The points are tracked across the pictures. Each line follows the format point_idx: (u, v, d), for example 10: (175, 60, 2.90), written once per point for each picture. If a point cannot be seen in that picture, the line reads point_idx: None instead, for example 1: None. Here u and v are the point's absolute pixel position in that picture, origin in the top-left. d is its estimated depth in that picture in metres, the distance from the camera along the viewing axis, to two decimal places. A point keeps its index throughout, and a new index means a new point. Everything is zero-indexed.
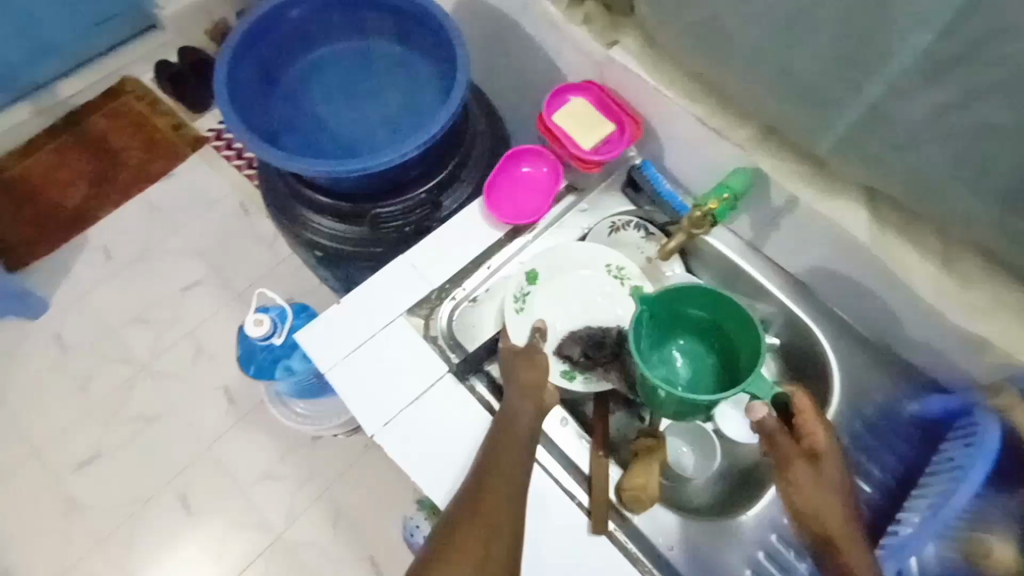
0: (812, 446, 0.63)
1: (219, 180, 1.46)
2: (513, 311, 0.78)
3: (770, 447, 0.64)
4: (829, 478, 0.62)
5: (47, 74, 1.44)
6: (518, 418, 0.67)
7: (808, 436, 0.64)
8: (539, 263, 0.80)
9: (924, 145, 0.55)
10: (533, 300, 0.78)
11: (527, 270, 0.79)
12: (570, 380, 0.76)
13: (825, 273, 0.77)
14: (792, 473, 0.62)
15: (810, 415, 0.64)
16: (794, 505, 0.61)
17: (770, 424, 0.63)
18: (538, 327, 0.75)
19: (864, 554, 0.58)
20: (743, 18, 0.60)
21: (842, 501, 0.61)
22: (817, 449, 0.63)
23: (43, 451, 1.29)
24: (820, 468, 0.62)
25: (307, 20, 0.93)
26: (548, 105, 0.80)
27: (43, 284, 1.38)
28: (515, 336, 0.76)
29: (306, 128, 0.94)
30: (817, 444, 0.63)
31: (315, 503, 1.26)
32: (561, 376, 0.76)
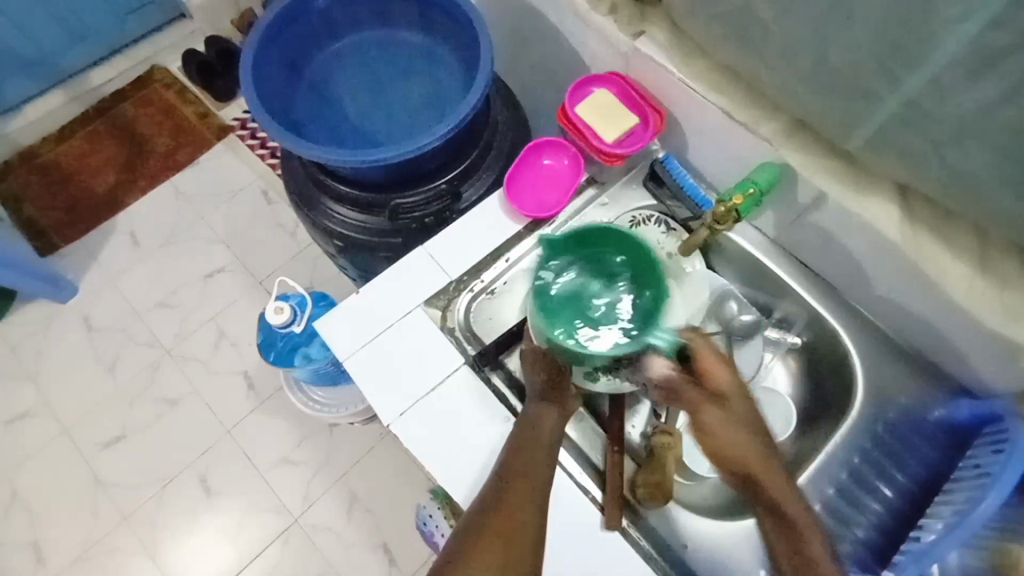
0: (715, 388, 0.65)
1: (243, 169, 1.48)
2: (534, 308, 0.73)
3: (677, 399, 0.66)
4: (736, 418, 0.65)
5: (80, 62, 1.47)
6: (541, 421, 0.67)
7: (711, 380, 0.66)
8: None
9: (967, 141, 0.52)
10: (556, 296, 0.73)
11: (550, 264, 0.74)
12: (593, 381, 0.71)
13: (854, 273, 0.75)
14: (704, 419, 0.65)
15: (709, 360, 0.66)
16: (711, 448, 0.64)
17: (670, 377, 0.66)
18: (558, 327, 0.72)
19: (782, 481, 0.63)
20: (776, 7, 0.58)
21: (751, 437, 0.64)
22: (720, 393, 0.65)
23: (71, 430, 1.33)
24: (728, 409, 0.65)
25: (334, 9, 0.94)
26: (570, 97, 0.80)
27: (73, 268, 1.42)
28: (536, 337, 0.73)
29: (329, 117, 0.95)
30: (720, 387, 0.66)
31: (331, 489, 1.28)
32: (583, 376, 0.71)
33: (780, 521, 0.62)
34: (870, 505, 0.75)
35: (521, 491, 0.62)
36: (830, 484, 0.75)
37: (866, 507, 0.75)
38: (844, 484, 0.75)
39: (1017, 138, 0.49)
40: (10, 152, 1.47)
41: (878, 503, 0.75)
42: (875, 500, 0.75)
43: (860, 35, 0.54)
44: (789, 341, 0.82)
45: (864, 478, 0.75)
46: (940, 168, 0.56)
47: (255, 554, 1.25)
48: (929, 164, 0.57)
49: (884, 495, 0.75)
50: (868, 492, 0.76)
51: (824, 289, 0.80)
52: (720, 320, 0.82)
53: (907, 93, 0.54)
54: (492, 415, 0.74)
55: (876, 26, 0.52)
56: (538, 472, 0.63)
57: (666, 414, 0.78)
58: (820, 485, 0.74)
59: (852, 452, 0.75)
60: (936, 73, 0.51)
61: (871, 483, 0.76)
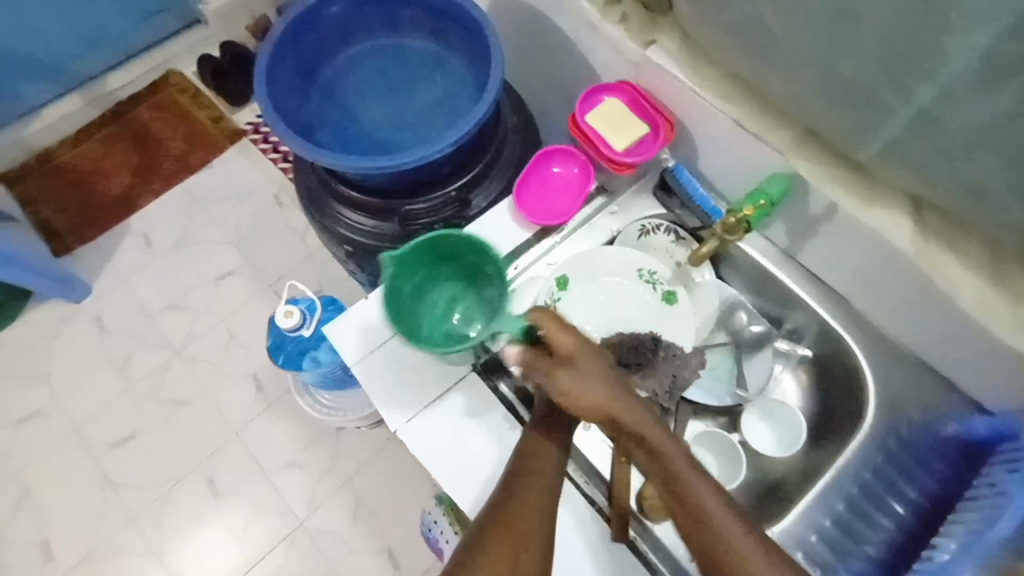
0: (567, 353, 0.60)
1: (255, 173, 1.49)
2: None
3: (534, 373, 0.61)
4: (596, 379, 0.58)
5: (97, 66, 1.49)
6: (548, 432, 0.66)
7: (557, 346, 0.60)
8: (569, 268, 0.81)
9: (979, 154, 0.52)
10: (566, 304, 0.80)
11: (558, 274, 0.80)
12: None
13: (865, 285, 0.74)
14: (562, 390, 0.57)
15: (551, 325, 0.61)
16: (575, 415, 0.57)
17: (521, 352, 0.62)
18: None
19: (653, 432, 0.56)
20: (786, 18, 0.58)
21: (610, 394, 0.57)
22: (574, 359, 0.59)
23: (82, 429, 1.34)
24: (578, 370, 0.58)
25: (347, 17, 0.95)
26: (581, 104, 0.80)
27: (87, 269, 1.44)
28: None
29: (340, 123, 0.96)
30: (570, 351, 0.60)
31: (337, 493, 1.29)
32: None
33: (670, 483, 0.56)
34: (882, 522, 0.74)
35: (529, 500, 0.61)
36: (840, 499, 0.74)
37: (877, 524, 0.74)
38: (855, 499, 0.74)
39: None
40: (28, 154, 1.50)
41: (890, 519, 0.74)
42: (886, 517, 0.74)
43: (871, 46, 0.53)
44: (800, 352, 0.81)
45: (875, 494, 0.74)
46: (952, 179, 0.55)
47: (260, 556, 1.25)
48: (942, 175, 0.56)
49: (896, 512, 0.74)
50: (879, 508, 0.74)
51: (835, 300, 0.79)
52: (730, 330, 0.83)
53: (919, 104, 0.53)
54: (500, 424, 0.74)
55: (888, 37, 0.52)
56: (546, 484, 0.62)
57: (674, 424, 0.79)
58: (830, 500, 0.73)
59: (862, 466, 0.74)
60: (949, 84, 0.50)
61: (882, 499, 0.74)
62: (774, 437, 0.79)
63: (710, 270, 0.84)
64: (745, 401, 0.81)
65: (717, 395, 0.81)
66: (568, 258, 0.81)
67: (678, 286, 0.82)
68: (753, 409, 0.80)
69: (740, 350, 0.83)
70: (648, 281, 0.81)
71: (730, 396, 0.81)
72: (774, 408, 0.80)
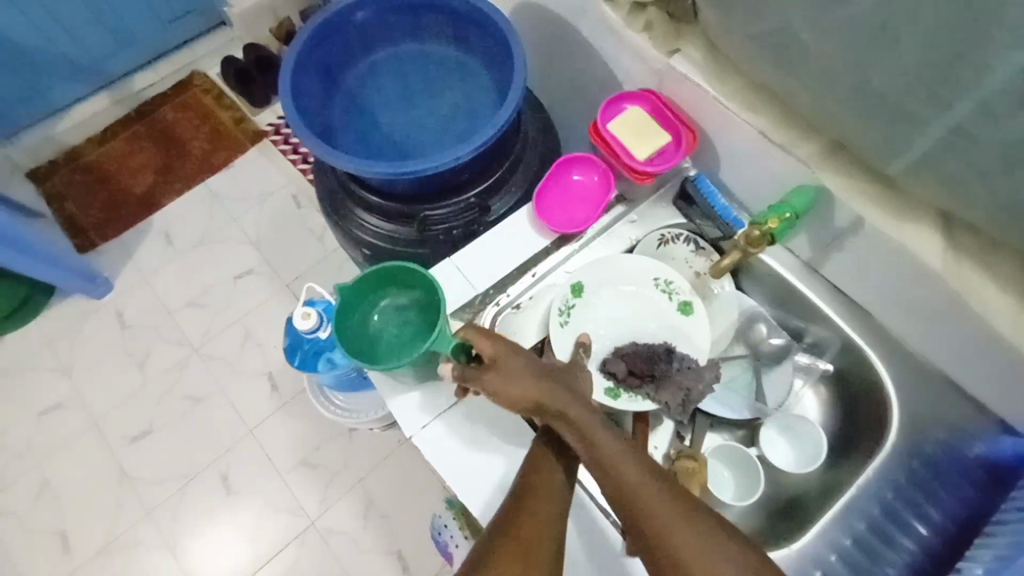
0: (492, 354, 0.65)
1: (275, 173, 1.51)
2: (559, 324, 0.77)
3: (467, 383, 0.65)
4: (516, 376, 0.63)
5: (125, 67, 1.52)
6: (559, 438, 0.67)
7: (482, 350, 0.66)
8: (585, 275, 0.79)
9: (1016, 170, 0.50)
10: (578, 312, 0.78)
11: (573, 282, 0.79)
12: (614, 398, 0.75)
13: (890, 299, 0.72)
14: (489, 389, 0.63)
15: (471, 332, 0.67)
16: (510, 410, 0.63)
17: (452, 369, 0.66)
18: (580, 342, 0.73)
19: (580, 412, 0.62)
20: (815, 29, 0.57)
21: (532, 385, 0.63)
22: (499, 360, 0.65)
23: (101, 423, 1.36)
24: (501, 370, 0.64)
25: (371, 23, 0.95)
26: (603, 113, 0.79)
27: (109, 265, 1.46)
28: (559, 352, 0.76)
29: (362, 128, 0.96)
30: (493, 353, 0.65)
31: (348, 493, 1.29)
32: (605, 393, 0.75)
33: (601, 464, 0.59)
34: (903, 542, 0.73)
35: (537, 513, 0.61)
36: (862, 519, 0.72)
37: (899, 544, 0.73)
38: (876, 519, 0.73)
39: None
40: (56, 152, 1.53)
41: (912, 541, 0.73)
42: (908, 538, 0.73)
43: (905, 58, 0.52)
44: (821, 367, 0.80)
45: (897, 514, 0.73)
46: (986, 194, 0.54)
47: (271, 554, 1.26)
48: (976, 190, 0.54)
49: (918, 533, 0.73)
50: (900, 528, 0.73)
51: (858, 315, 0.78)
52: (748, 342, 0.83)
53: (954, 117, 0.52)
54: (512, 432, 0.73)
55: (922, 50, 0.51)
56: (557, 492, 0.63)
57: (691, 436, 0.80)
58: (850, 519, 0.72)
59: (884, 485, 0.73)
60: (987, 97, 0.49)
61: (905, 519, 0.73)
62: (792, 454, 0.78)
63: (729, 283, 0.83)
64: (763, 414, 0.80)
65: (734, 407, 0.80)
66: (585, 266, 0.80)
67: (694, 297, 0.79)
68: (773, 423, 0.79)
69: (757, 363, 0.82)
70: (663, 290, 0.80)
71: (747, 408, 0.80)
72: (795, 424, 0.78)
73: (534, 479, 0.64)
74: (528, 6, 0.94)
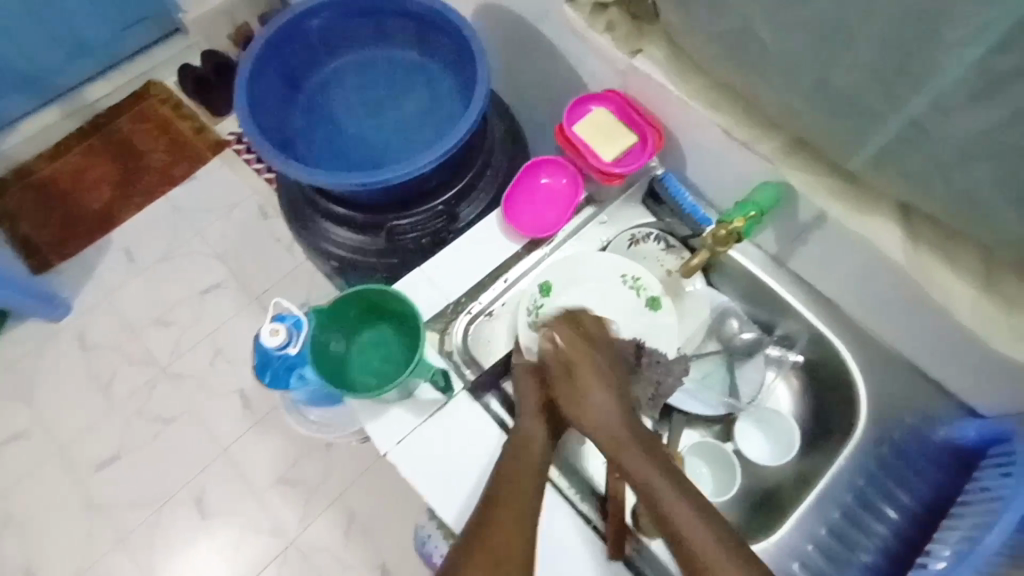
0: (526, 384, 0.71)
1: (239, 183, 1.47)
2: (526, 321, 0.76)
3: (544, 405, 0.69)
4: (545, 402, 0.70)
5: (76, 78, 1.46)
6: (531, 442, 0.67)
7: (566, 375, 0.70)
8: (552, 274, 0.79)
9: (970, 164, 0.52)
10: (547, 311, 0.77)
11: (539, 282, 0.78)
12: None
13: (857, 289, 0.74)
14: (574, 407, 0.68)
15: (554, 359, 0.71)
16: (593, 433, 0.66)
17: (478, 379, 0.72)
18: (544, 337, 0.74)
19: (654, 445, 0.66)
20: (773, 28, 0.57)
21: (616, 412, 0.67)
22: (530, 392, 0.71)
23: (66, 450, 1.31)
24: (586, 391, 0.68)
25: (328, 29, 0.93)
26: (569, 115, 0.79)
27: (68, 286, 1.40)
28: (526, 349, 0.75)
29: (324, 138, 0.94)
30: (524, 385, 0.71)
31: (329, 508, 1.27)
32: None
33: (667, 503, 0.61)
34: (876, 528, 0.74)
35: (510, 525, 0.61)
36: (836, 507, 0.73)
37: (872, 530, 0.74)
38: (849, 507, 0.73)
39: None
40: (5, 169, 1.47)
41: (884, 526, 0.74)
42: (881, 524, 0.74)
43: (863, 56, 0.53)
44: (792, 359, 0.82)
45: (869, 500, 0.74)
46: (945, 187, 0.55)
47: None
48: (933, 183, 0.56)
49: (890, 518, 0.74)
50: (873, 514, 0.74)
51: (826, 307, 0.79)
52: (721, 338, 0.84)
53: (910, 113, 0.53)
54: (487, 442, 0.72)
55: (878, 48, 0.51)
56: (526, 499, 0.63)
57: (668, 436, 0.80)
58: (825, 509, 0.73)
59: (856, 473, 0.74)
60: (941, 96, 0.50)
61: (876, 505, 0.74)
62: (768, 446, 0.79)
63: (700, 280, 0.84)
64: (737, 409, 0.81)
65: (709, 403, 0.80)
66: (556, 265, 0.79)
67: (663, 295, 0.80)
68: (747, 416, 0.81)
69: (731, 357, 0.83)
70: (632, 286, 0.79)
71: (722, 404, 0.80)
72: (768, 415, 0.80)
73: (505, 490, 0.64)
74: (490, 9, 0.93)
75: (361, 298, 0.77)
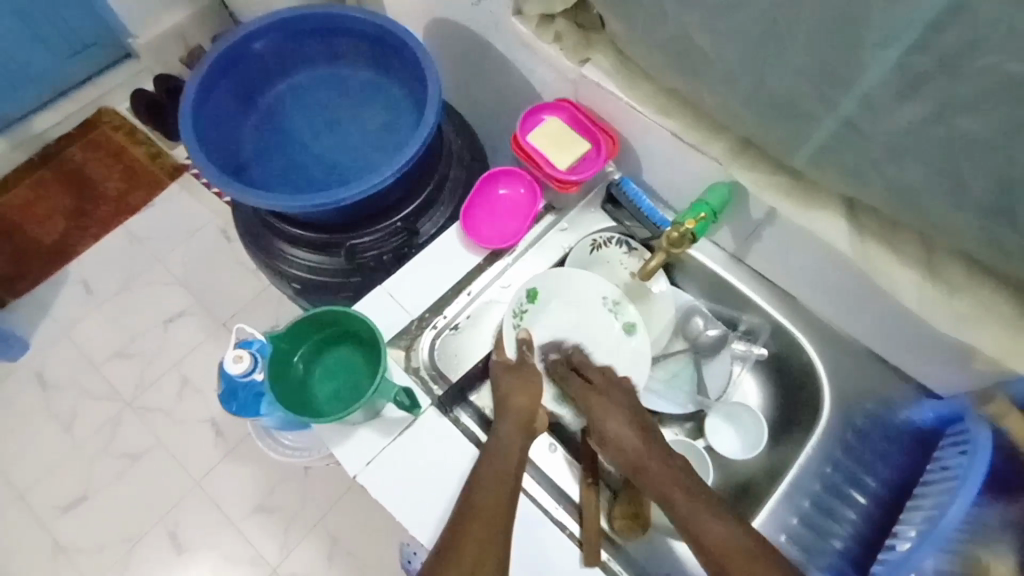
0: (512, 381, 0.74)
1: (199, 208, 1.44)
2: (511, 324, 0.78)
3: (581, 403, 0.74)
4: (531, 397, 0.72)
5: (21, 109, 1.40)
6: (508, 451, 0.68)
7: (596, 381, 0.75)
8: (541, 282, 0.79)
9: (903, 158, 0.54)
10: (531, 318, 0.79)
11: (528, 287, 0.79)
12: (559, 405, 0.79)
13: (813, 282, 0.75)
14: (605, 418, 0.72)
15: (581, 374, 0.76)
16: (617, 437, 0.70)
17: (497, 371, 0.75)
18: (523, 340, 0.77)
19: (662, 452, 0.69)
20: (711, 35, 0.59)
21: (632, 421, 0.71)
22: (515, 388, 0.73)
23: (29, 495, 1.26)
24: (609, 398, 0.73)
25: (273, 51, 0.92)
26: (521, 125, 0.80)
27: (23, 324, 1.35)
28: (506, 349, 0.77)
29: (276, 161, 0.93)
30: (510, 382, 0.73)
31: (310, 534, 1.24)
32: (552, 400, 0.79)
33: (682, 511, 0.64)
34: (847, 515, 0.75)
35: (480, 535, 0.61)
36: (805, 497, 0.75)
37: (842, 517, 0.75)
38: (819, 495, 0.75)
39: (951, 152, 0.51)
40: None
41: (854, 512, 0.75)
42: (851, 510, 0.75)
43: (795, 60, 0.54)
44: (756, 353, 0.84)
45: (837, 487, 0.75)
46: (881, 180, 0.57)
47: None
48: (871, 178, 0.58)
49: (859, 503, 0.75)
50: (841, 501, 0.75)
51: (785, 300, 0.81)
52: (687, 337, 0.86)
53: (844, 113, 0.55)
54: (459, 456, 0.72)
55: (809, 51, 0.53)
56: (498, 505, 0.64)
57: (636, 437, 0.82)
58: (794, 499, 0.74)
59: (823, 461, 0.75)
60: (869, 94, 0.52)
61: (845, 492, 0.76)
62: (737, 441, 0.81)
63: (664, 281, 0.84)
64: (705, 406, 0.83)
65: (679, 402, 0.83)
66: (545, 274, 0.79)
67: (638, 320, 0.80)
68: (716, 413, 0.82)
69: (697, 355, 0.86)
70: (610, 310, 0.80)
71: (691, 402, 0.83)
72: (740, 412, 0.81)
73: (479, 501, 0.64)
74: (439, 23, 0.93)
75: (319, 321, 0.76)
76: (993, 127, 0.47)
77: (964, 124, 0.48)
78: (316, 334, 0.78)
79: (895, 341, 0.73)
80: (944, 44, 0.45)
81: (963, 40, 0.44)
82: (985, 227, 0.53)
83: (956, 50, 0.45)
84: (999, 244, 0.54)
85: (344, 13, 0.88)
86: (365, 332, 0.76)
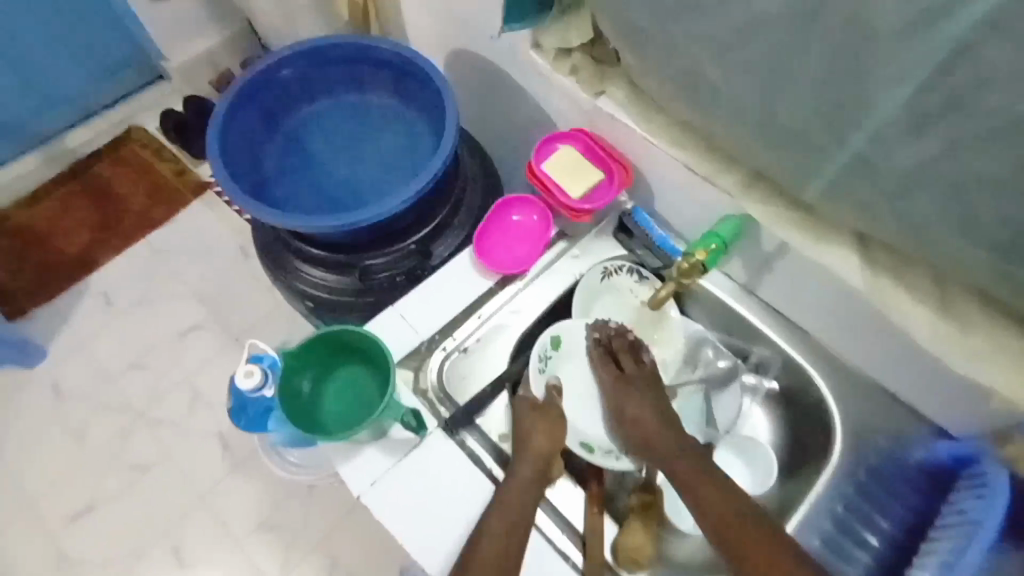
0: (535, 417, 0.75)
1: (219, 224, 1.47)
2: (536, 369, 0.79)
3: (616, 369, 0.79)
4: (552, 440, 0.73)
5: (56, 125, 1.46)
6: (516, 505, 0.67)
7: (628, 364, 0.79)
8: (563, 330, 0.81)
9: (916, 192, 0.54)
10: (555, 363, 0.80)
11: (551, 334, 0.80)
12: (589, 451, 0.77)
13: (823, 314, 0.75)
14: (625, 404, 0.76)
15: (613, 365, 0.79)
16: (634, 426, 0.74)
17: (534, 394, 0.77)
18: (553, 384, 0.78)
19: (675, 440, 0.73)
20: (723, 70, 0.60)
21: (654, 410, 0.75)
22: (536, 427, 0.74)
23: (37, 503, 1.27)
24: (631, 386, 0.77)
25: (299, 77, 0.96)
26: (536, 153, 0.81)
27: (43, 333, 1.39)
28: (533, 387, 0.79)
29: (298, 184, 0.97)
30: (531, 421, 0.74)
31: (312, 554, 1.23)
32: (579, 445, 0.78)
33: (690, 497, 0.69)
34: (860, 557, 0.73)
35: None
36: (816, 534, 0.73)
37: (855, 559, 0.73)
38: (830, 535, 0.73)
39: (962, 189, 0.51)
40: None
41: (867, 553, 0.73)
42: (863, 552, 0.73)
43: (805, 96, 0.56)
44: (766, 386, 0.84)
45: (850, 528, 0.74)
46: (893, 215, 0.57)
47: None
48: (882, 212, 0.58)
49: (871, 545, 0.74)
50: (855, 542, 0.73)
51: (795, 333, 0.81)
52: (699, 366, 0.85)
53: (854, 149, 0.56)
54: (464, 483, 0.72)
55: (820, 87, 0.54)
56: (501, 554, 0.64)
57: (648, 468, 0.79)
58: (807, 535, 0.73)
59: (834, 499, 0.74)
60: (879, 130, 0.53)
61: (857, 532, 0.74)
62: (746, 476, 0.79)
63: (676, 309, 0.86)
64: (714, 438, 0.82)
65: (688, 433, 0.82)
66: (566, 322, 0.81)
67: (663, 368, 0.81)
68: (725, 446, 0.81)
69: (708, 387, 0.84)
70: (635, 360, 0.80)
71: (698, 431, 0.82)
72: (752, 448, 0.81)
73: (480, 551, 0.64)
74: (459, 54, 0.97)
75: (330, 341, 0.78)
76: (1003, 164, 0.47)
77: (977, 162, 0.49)
78: (328, 355, 0.80)
79: (906, 377, 0.72)
80: (951, 86, 0.46)
81: (970, 81, 0.45)
82: (999, 263, 0.53)
83: (963, 90, 0.46)
84: (1014, 282, 0.54)
85: (369, 43, 0.91)
86: (372, 350, 0.77)
